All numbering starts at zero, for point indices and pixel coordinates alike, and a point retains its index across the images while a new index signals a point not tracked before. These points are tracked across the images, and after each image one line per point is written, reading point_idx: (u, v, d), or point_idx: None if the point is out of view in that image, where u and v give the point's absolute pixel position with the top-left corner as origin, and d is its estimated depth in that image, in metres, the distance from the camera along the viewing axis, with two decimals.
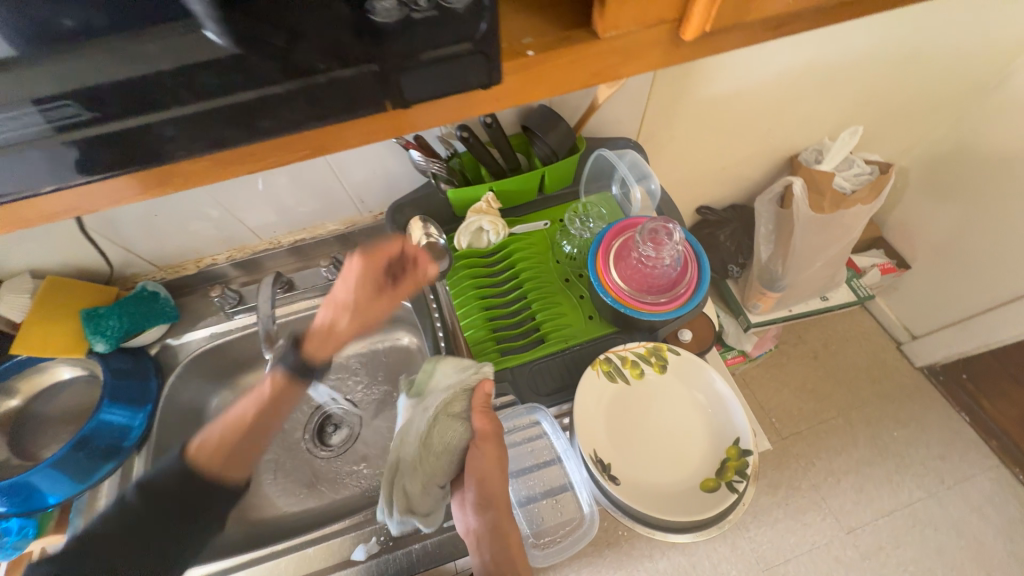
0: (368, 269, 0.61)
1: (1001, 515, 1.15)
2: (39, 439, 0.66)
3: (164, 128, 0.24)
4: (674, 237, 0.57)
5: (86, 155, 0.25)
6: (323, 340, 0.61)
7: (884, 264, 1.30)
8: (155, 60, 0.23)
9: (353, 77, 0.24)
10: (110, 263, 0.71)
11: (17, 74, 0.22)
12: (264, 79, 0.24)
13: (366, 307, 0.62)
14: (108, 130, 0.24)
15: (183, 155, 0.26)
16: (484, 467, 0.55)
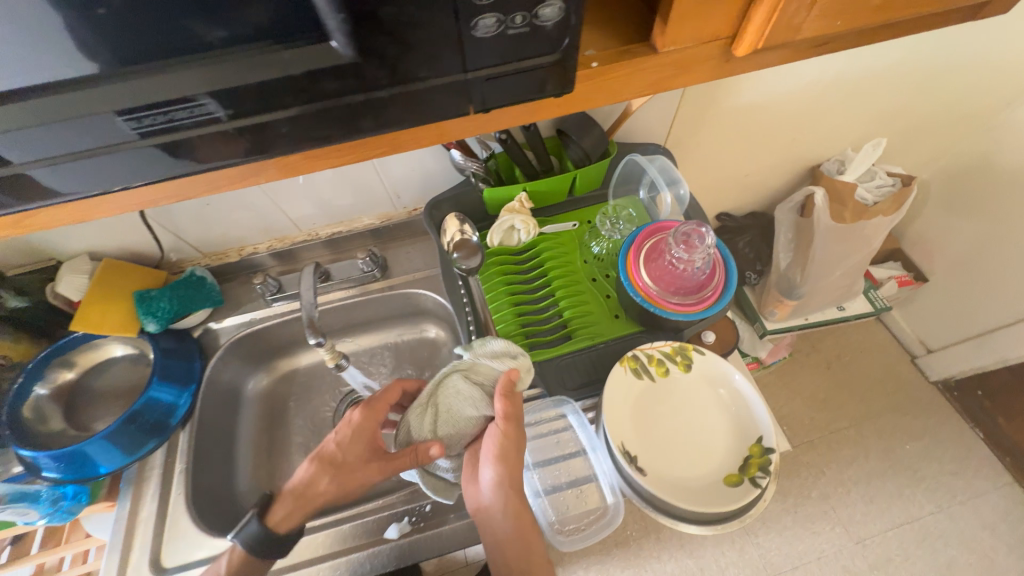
0: (363, 422, 0.62)
1: (1012, 531, 1.15)
2: (93, 411, 0.71)
3: (281, 125, 0.27)
4: (706, 241, 0.60)
5: (210, 145, 0.28)
6: (294, 507, 0.55)
7: (901, 277, 1.31)
8: (288, 68, 0.24)
9: (447, 84, 0.27)
10: (161, 248, 0.75)
11: (163, 78, 0.24)
12: (372, 83, 0.26)
13: (355, 471, 0.58)
14: (233, 126, 0.27)
15: (290, 148, 0.29)
16: (501, 446, 0.55)
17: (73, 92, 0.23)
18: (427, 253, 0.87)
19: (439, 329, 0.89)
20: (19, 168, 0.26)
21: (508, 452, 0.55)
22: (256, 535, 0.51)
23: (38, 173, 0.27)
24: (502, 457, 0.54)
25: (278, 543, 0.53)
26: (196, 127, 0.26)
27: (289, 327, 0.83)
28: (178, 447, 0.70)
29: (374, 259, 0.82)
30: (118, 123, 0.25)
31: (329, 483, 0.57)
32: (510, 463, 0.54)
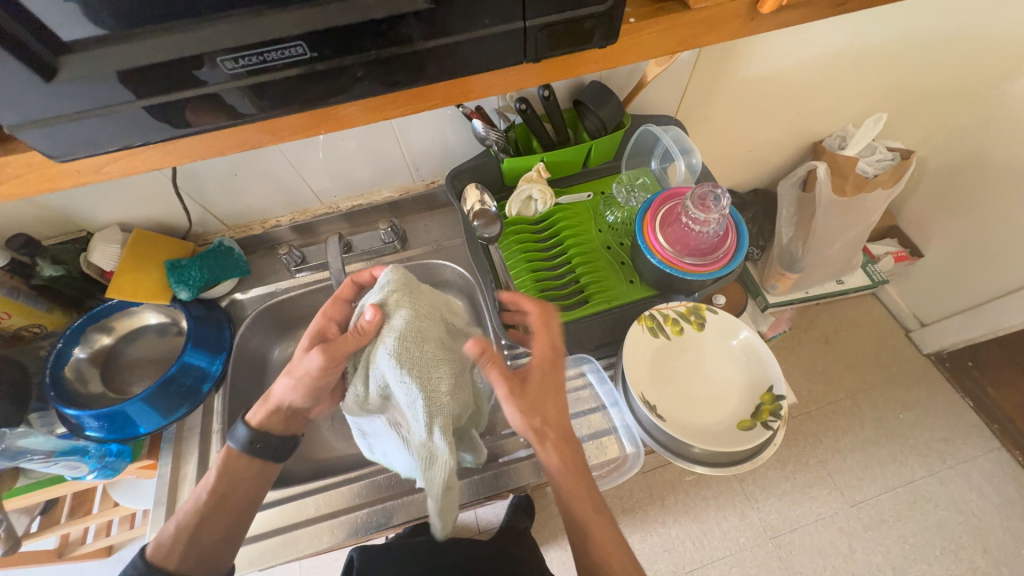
0: (322, 321, 0.57)
1: (999, 494, 1.20)
2: (130, 376, 0.74)
3: (359, 69, 0.34)
4: (721, 203, 0.63)
5: (297, 83, 0.34)
6: (271, 408, 0.57)
7: (898, 253, 1.33)
8: (371, 11, 0.31)
9: (510, 31, 0.34)
10: (189, 221, 0.78)
11: (269, 19, 0.30)
12: (441, 29, 0.33)
13: (304, 364, 0.53)
14: (316, 66, 0.33)
15: (360, 90, 0.36)
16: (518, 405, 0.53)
17: (201, 31, 0.30)
18: (444, 225, 0.90)
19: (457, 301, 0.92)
20: (123, 106, 0.32)
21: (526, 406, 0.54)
22: (246, 437, 0.56)
23: (141, 112, 0.33)
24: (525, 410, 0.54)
25: (271, 448, 0.57)
26: (286, 67, 0.32)
27: (312, 298, 0.86)
28: (213, 408, 0.73)
29: (395, 231, 0.84)
30: (229, 61, 0.31)
31: (291, 387, 0.54)
32: (530, 396, 0.54)
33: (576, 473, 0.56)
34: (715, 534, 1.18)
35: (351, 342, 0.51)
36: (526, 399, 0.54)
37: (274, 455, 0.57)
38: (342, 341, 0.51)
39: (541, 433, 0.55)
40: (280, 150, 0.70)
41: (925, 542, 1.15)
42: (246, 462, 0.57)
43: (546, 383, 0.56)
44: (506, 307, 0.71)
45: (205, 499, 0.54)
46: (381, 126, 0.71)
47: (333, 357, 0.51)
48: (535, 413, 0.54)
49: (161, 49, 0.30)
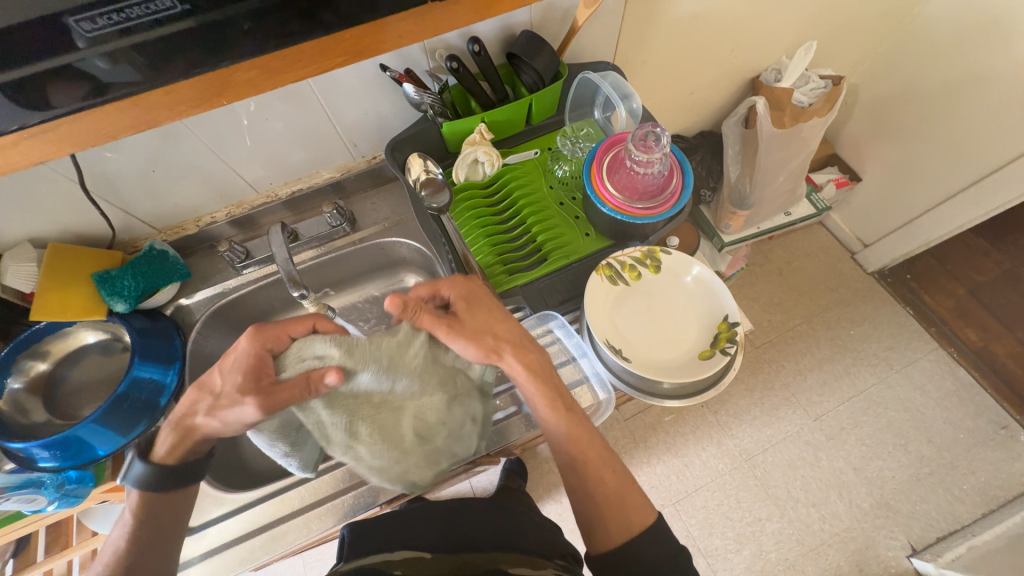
0: (259, 356, 0.48)
1: (940, 389, 1.32)
2: (75, 401, 0.69)
3: (245, 21, 0.35)
4: (662, 142, 0.63)
5: (177, 39, 0.34)
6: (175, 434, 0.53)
7: (839, 178, 1.40)
8: None
9: None
10: (112, 227, 0.72)
11: None
12: None
13: (234, 408, 0.48)
14: (191, 19, 0.34)
15: (247, 43, 0.37)
16: (466, 330, 0.53)
17: None
18: (394, 201, 0.87)
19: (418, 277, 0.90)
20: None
21: (472, 331, 0.53)
22: (142, 474, 0.53)
23: (15, 83, 0.33)
24: (474, 336, 0.53)
25: (177, 474, 0.54)
26: (162, 24, 0.33)
27: (264, 294, 0.82)
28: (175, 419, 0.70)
29: (341, 212, 0.81)
30: (98, 20, 0.31)
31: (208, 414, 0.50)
32: (457, 328, 0.53)
33: (544, 379, 0.56)
34: (696, 464, 1.26)
35: (297, 394, 0.47)
36: (469, 329, 0.53)
37: (194, 477, 0.55)
38: (285, 393, 0.47)
39: (497, 349, 0.54)
40: (199, 139, 0.65)
41: (879, 441, 1.27)
42: (157, 498, 0.54)
43: (472, 315, 0.55)
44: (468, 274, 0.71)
45: (125, 544, 0.51)
46: (308, 100, 0.66)
47: (267, 407, 0.47)
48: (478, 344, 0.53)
49: (17, 8, 0.29)
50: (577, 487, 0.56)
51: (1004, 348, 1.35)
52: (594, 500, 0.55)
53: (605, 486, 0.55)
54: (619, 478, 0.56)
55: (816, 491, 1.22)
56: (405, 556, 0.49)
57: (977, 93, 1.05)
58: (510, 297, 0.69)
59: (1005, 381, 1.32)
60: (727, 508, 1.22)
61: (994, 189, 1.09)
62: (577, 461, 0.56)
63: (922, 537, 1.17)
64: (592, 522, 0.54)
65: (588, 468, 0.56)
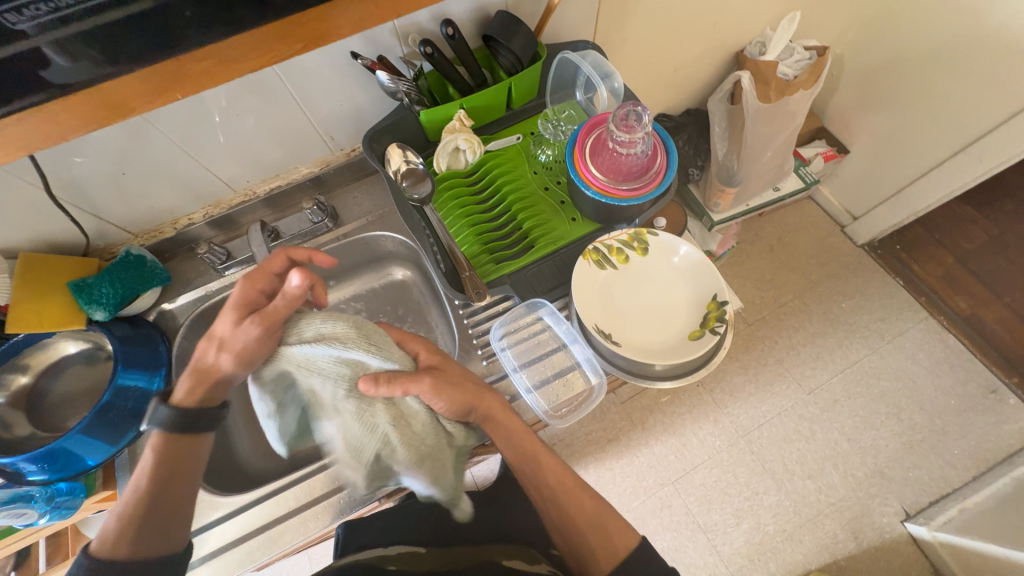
0: (248, 292, 0.51)
1: (930, 357, 1.34)
2: (61, 413, 0.68)
3: None
4: (643, 120, 0.62)
5: None
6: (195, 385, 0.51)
7: (827, 152, 1.39)
8: None
9: None
10: (85, 234, 0.70)
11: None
12: None
13: (236, 337, 0.49)
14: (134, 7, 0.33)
15: None
16: (443, 391, 0.52)
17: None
18: (376, 194, 0.85)
19: (405, 270, 0.89)
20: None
21: (449, 388, 0.53)
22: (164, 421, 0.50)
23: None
24: (451, 395, 0.53)
25: (201, 415, 0.50)
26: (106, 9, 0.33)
27: None
28: None
29: (323, 208, 0.79)
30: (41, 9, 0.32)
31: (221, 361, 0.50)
32: (441, 386, 0.52)
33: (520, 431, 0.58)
34: (693, 443, 1.28)
35: (284, 304, 0.48)
36: (444, 386, 0.52)
37: (207, 427, 0.51)
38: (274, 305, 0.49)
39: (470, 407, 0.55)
40: (168, 138, 0.63)
41: (872, 411, 1.28)
42: (183, 440, 0.50)
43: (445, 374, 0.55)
44: (453, 265, 0.70)
45: (146, 484, 0.48)
46: (278, 92, 0.64)
47: (266, 324, 0.49)
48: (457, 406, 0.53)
49: None
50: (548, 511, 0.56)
51: (992, 314, 1.37)
52: (579, 532, 0.53)
53: (587, 509, 0.55)
54: (596, 502, 0.57)
55: (812, 463, 1.24)
56: (400, 550, 0.48)
57: (962, 58, 1.04)
58: (497, 286, 0.69)
59: (994, 346, 1.33)
60: (725, 484, 1.24)
61: (980, 156, 1.10)
62: (551, 489, 0.57)
63: (915, 502, 1.19)
64: (577, 547, 0.53)
65: (564, 490, 0.57)
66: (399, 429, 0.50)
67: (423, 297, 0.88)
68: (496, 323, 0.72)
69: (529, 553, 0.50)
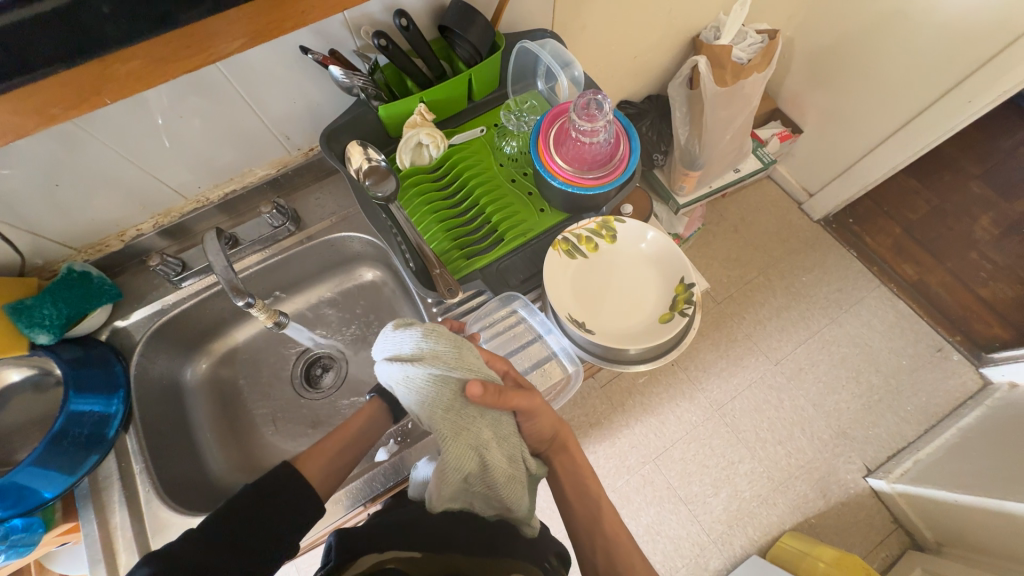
0: None
1: (883, 322, 1.42)
2: (9, 445, 0.64)
3: None
4: (604, 108, 0.62)
5: None
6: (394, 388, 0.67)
7: (782, 132, 1.44)
8: None
9: None
10: (20, 253, 0.65)
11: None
12: None
13: None
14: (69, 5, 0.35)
15: None
16: (536, 409, 0.57)
17: None
18: (339, 194, 0.82)
19: (375, 271, 0.87)
20: None
21: (540, 406, 0.57)
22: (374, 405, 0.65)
23: None
24: (539, 413, 0.58)
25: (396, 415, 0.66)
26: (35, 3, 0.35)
27: (209, 307, 0.77)
28: (128, 450, 0.66)
29: (282, 211, 0.76)
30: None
31: None
32: (538, 411, 0.57)
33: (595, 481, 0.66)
34: (671, 420, 1.32)
35: None
36: (538, 405, 0.57)
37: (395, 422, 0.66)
38: None
39: (549, 426, 0.61)
40: (104, 144, 0.59)
41: (833, 377, 1.36)
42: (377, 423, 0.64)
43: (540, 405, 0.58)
44: (423, 263, 0.68)
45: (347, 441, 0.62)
46: (224, 92, 0.61)
47: None
48: (542, 427, 0.60)
49: None
50: (588, 547, 0.63)
51: (936, 279, 1.46)
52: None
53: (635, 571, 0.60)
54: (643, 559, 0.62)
55: (782, 430, 1.31)
56: (396, 553, 0.47)
57: (896, 38, 1.10)
58: (468, 282, 0.68)
59: (939, 308, 1.43)
60: (703, 457, 1.29)
61: (919, 130, 1.16)
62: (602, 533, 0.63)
63: (875, 457, 1.28)
64: None
65: (617, 535, 0.63)
66: (497, 453, 0.52)
67: (395, 298, 0.86)
68: (470, 323, 0.72)
69: (526, 568, 0.52)
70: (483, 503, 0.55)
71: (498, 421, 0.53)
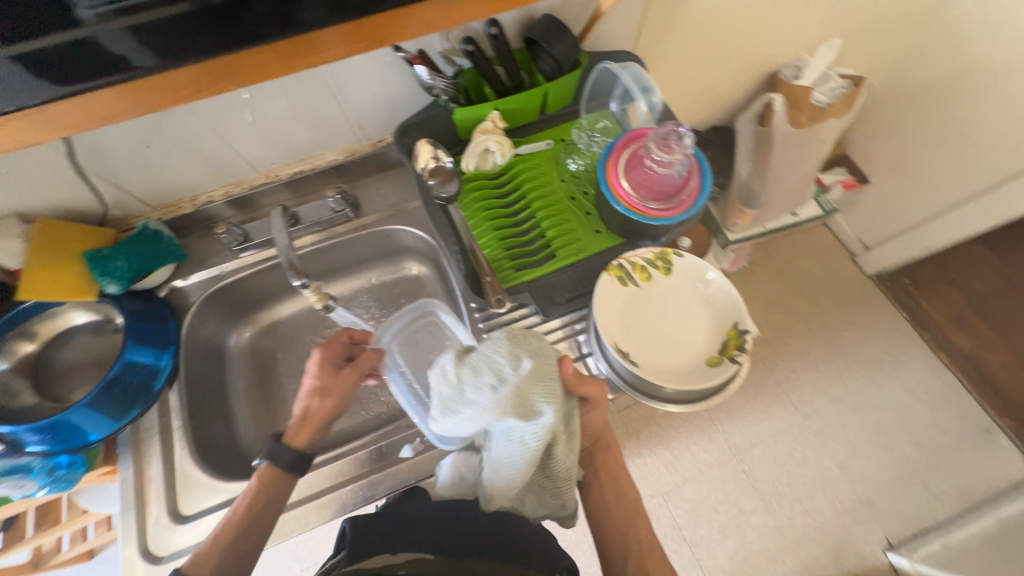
0: (331, 347, 0.65)
1: (928, 392, 1.34)
2: (66, 382, 0.68)
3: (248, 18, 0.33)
4: (683, 142, 0.61)
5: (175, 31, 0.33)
6: (303, 426, 0.61)
7: (847, 180, 1.38)
8: None
9: None
10: (104, 203, 0.69)
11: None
12: None
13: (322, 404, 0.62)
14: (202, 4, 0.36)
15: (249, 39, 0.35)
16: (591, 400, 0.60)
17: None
18: (400, 187, 0.84)
19: (421, 266, 0.88)
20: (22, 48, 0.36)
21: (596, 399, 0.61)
22: (274, 453, 0.59)
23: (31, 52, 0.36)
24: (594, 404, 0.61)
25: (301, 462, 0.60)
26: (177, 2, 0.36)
27: (262, 278, 0.80)
28: (170, 406, 0.69)
29: (345, 197, 0.79)
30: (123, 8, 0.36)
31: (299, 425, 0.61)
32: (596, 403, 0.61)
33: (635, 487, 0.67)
34: (686, 457, 1.28)
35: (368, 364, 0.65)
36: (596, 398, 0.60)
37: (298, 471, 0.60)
38: (351, 376, 0.63)
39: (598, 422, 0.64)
40: (196, 113, 0.62)
41: (865, 441, 1.29)
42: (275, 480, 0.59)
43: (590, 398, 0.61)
44: (473, 269, 0.69)
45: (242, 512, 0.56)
46: (312, 77, 0.63)
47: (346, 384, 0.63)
48: (595, 424, 0.63)
49: None
50: (618, 563, 0.61)
51: (993, 355, 1.37)
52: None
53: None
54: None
55: (802, 487, 1.25)
56: (410, 557, 0.45)
57: (989, 100, 1.05)
58: (515, 293, 0.68)
59: (992, 387, 1.34)
60: (714, 500, 1.25)
61: (1001, 200, 1.09)
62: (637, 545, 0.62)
63: (899, 533, 1.20)
64: None
65: (652, 553, 0.61)
66: (564, 445, 0.55)
67: (437, 295, 0.87)
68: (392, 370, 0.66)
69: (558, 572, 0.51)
70: (535, 496, 0.59)
71: (570, 414, 0.56)
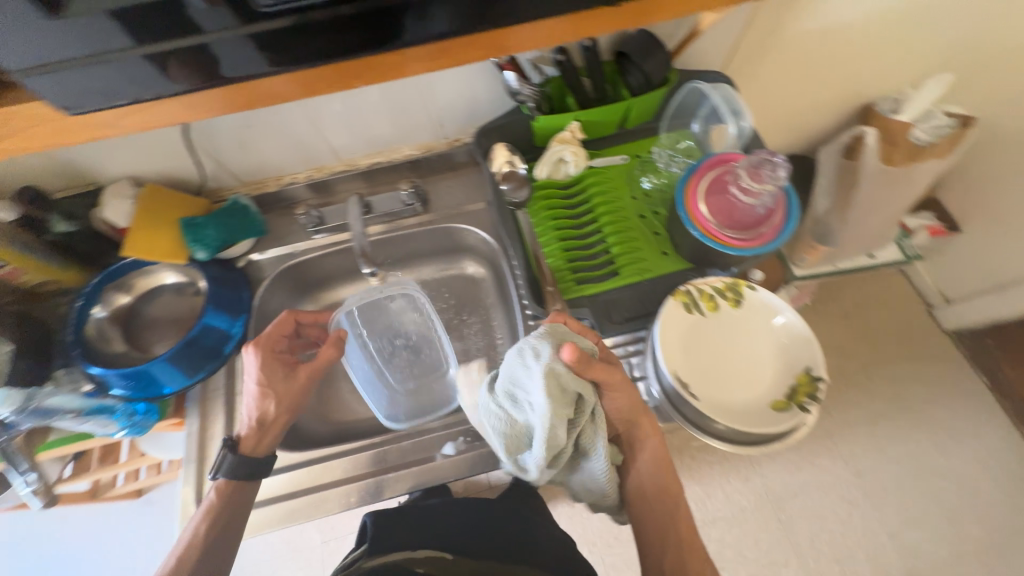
0: (266, 352, 0.66)
1: (1002, 468, 1.21)
2: (150, 335, 0.74)
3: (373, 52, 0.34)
4: (776, 174, 0.59)
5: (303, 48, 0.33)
6: (260, 433, 0.64)
7: (936, 226, 1.27)
8: None
9: None
10: (202, 175, 0.74)
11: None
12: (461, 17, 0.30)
13: (266, 410, 0.64)
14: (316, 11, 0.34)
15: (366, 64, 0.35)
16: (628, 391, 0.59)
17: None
18: (469, 187, 0.85)
19: (478, 267, 0.89)
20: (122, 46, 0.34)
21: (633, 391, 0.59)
22: (232, 465, 0.60)
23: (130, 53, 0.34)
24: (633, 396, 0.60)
25: (256, 467, 0.62)
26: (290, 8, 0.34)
27: (329, 261, 0.83)
28: (236, 370, 0.73)
29: (417, 193, 0.81)
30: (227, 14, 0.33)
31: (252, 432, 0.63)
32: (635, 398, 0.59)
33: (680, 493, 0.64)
34: (718, 496, 1.21)
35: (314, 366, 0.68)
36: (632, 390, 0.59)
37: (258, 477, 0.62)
38: (303, 378, 0.67)
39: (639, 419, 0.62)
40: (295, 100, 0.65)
41: (922, 510, 1.18)
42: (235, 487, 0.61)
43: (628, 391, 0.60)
44: (535, 277, 0.68)
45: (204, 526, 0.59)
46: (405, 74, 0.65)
47: (288, 391, 0.66)
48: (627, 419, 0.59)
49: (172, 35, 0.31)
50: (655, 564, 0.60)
51: None
52: None
53: None
54: None
55: (843, 548, 1.16)
56: (428, 554, 0.52)
57: None
58: (575, 307, 0.66)
59: None
60: (743, 546, 1.18)
61: None
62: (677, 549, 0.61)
63: None
64: None
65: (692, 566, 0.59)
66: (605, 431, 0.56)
67: (490, 296, 0.88)
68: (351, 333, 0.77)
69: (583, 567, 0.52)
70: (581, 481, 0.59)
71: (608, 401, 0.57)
